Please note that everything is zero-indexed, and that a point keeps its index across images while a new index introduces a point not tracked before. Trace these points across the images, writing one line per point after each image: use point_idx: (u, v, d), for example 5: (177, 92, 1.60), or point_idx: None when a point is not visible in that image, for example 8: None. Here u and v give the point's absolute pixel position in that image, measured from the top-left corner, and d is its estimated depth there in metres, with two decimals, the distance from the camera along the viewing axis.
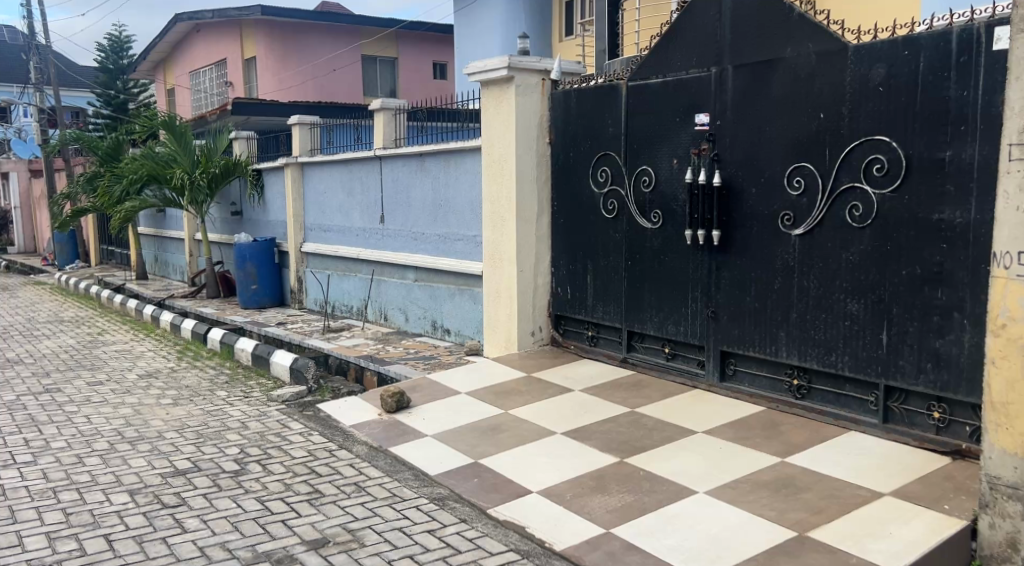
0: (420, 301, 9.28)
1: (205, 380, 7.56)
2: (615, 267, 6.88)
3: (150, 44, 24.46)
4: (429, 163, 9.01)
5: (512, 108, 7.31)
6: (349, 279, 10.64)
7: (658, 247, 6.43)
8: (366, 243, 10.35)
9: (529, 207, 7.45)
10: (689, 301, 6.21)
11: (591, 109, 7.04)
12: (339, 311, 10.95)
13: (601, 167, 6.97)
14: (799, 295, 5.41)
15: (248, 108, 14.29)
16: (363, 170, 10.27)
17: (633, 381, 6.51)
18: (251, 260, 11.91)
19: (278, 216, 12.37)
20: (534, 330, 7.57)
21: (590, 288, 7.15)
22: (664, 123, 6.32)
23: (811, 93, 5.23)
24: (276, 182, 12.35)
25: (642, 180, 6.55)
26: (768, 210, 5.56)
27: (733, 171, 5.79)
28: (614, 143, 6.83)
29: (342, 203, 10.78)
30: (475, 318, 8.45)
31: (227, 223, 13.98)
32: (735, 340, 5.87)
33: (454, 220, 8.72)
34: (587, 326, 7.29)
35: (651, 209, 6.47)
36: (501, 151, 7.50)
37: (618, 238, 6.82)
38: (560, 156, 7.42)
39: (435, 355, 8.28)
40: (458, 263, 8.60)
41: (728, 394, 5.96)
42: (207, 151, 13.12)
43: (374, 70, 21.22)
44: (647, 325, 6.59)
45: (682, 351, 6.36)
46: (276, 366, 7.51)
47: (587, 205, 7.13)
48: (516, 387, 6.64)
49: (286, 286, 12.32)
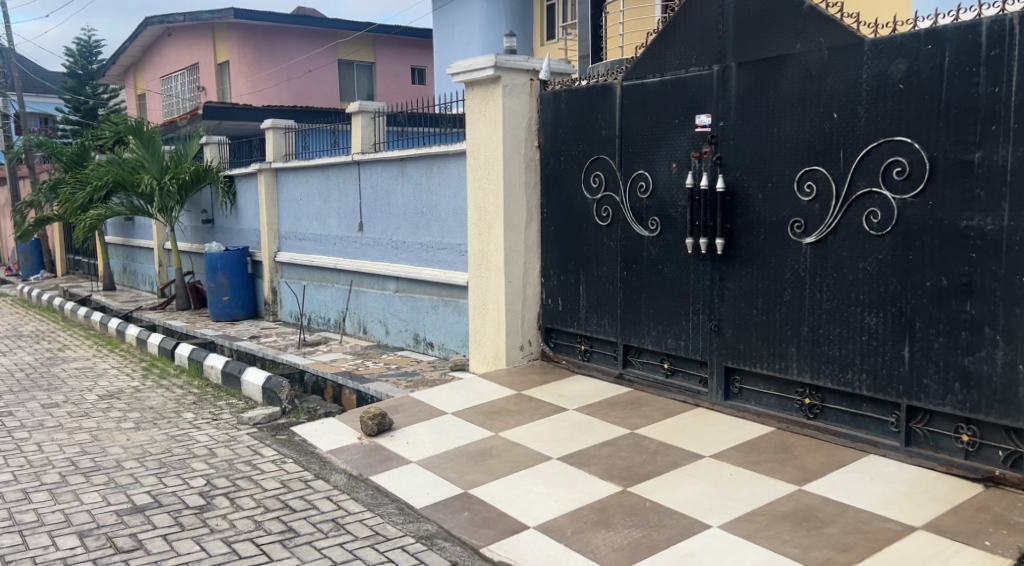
0: (401, 312, 8.84)
1: (171, 400, 7.07)
2: (610, 277, 6.50)
3: (120, 49, 23.89)
4: (410, 169, 8.59)
5: (499, 110, 6.92)
6: (326, 289, 10.19)
7: (656, 256, 6.08)
8: (343, 252, 9.90)
9: (517, 215, 7.05)
10: (690, 313, 5.84)
11: (583, 111, 6.66)
12: (315, 323, 10.49)
13: (594, 171, 6.59)
14: (811, 308, 5.05)
15: (219, 113, 13.78)
16: (340, 176, 9.82)
17: (631, 399, 6.11)
18: (222, 269, 11.41)
19: (251, 224, 11.88)
20: (523, 344, 7.19)
21: (583, 300, 6.77)
22: (662, 125, 5.94)
23: (823, 92, 4.87)
24: (250, 188, 11.86)
25: (638, 186, 6.18)
26: (776, 217, 5.20)
27: (737, 176, 5.43)
28: (608, 147, 6.45)
29: (318, 210, 10.33)
30: (459, 331, 8.03)
31: (198, 231, 13.45)
32: (740, 356, 5.51)
33: (436, 228, 8.29)
34: (579, 340, 6.90)
35: (649, 216, 6.11)
36: (487, 155, 7.10)
37: (613, 247, 6.45)
38: (550, 161, 7.03)
39: (418, 371, 7.84)
40: (441, 274, 8.18)
41: (733, 413, 5.58)
42: (176, 156, 12.60)
43: (351, 75, 20.76)
44: (645, 339, 6.23)
45: (682, 366, 5.99)
46: (248, 385, 7.04)
47: (580, 212, 6.75)
48: (506, 406, 6.23)
49: (259, 297, 11.82)
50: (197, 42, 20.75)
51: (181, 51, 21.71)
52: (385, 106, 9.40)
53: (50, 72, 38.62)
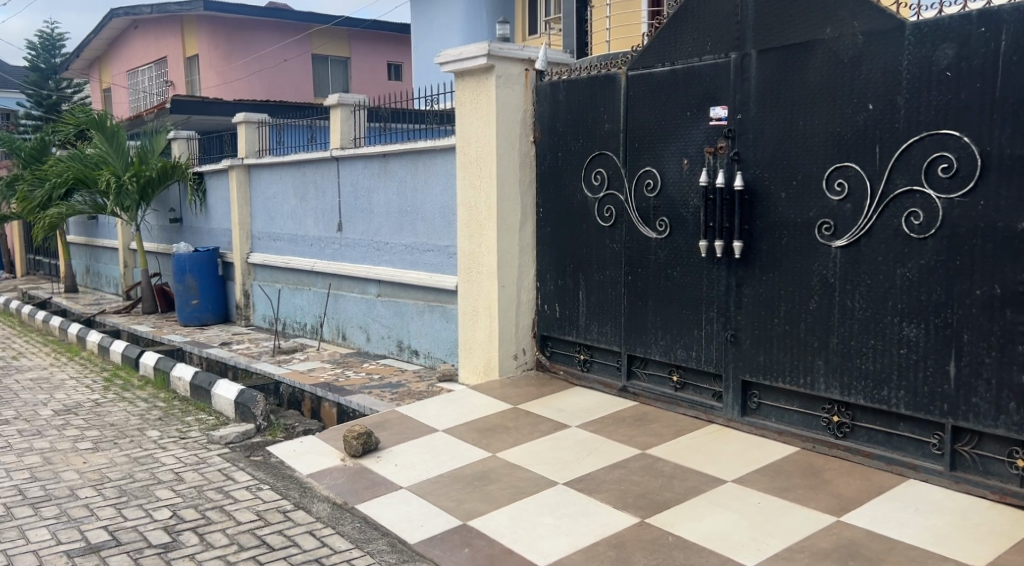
0: (383, 318, 8.32)
1: (134, 416, 6.51)
2: (612, 282, 6.06)
3: (84, 42, 23.10)
4: (393, 166, 8.07)
5: (492, 102, 6.45)
6: (302, 293, 9.63)
7: (664, 260, 5.63)
8: (321, 253, 9.35)
9: (510, 215, 6.61)
10: (702, 322, 5.40)
11: (583, 103, 6.19)
12: (291, 328, 9.93)
13: (596, 169, 6.13)
14: (840, 318, 4.61)
15: (189, 107, 13.12)
16: (317, 173, 9.28)
17: (638, 415, 5.66)
18: (191, 271, 10.80)
19: (222, 224, 11.28)
20: (517, 353, 6.75)
21: (584, 307, 6.32)
22: (671, 118, 5.50)
23: (857, 80, 4.43)
24: (220, 186, 11.25)
25: (644, 184, 5.73)
26: (802, 219, 4.76)
27: (757, 174, 4.99)
28: (610, 142, 5.99)
29: (294, 209, 9.76)
30: (447, 338, 7.53)
31: (165, 231, 12.81)
32: (759, 370, 5.07)
33: (422, 229, 7.79)
34: (578, 349, 6.46)
35: (656, 217, 5.67)
36: (479, 151, 6.65)
37: (617, 250, 6.00)
38: (547, 157, 6.58)
39: (403, 382, 7.33)
40: (427, 277, 7.68)
41: (751, 431, 5.14)
42: (141, 152, 11.93)
43: (325, 70, 20.13)
44: (651, 349, 5.78)
45: (693, 380, 5.55)
46: (219, 399, 6.49)
47: (580, 213, 6.30)
48: (503, 423, 5.74)
49: (230, 301, 11.21)
50: (166, 35, 20.01)
51: (148, 44, 20.94)
52: (367, 99, 8.87)
53: (12, 67, 37.49)
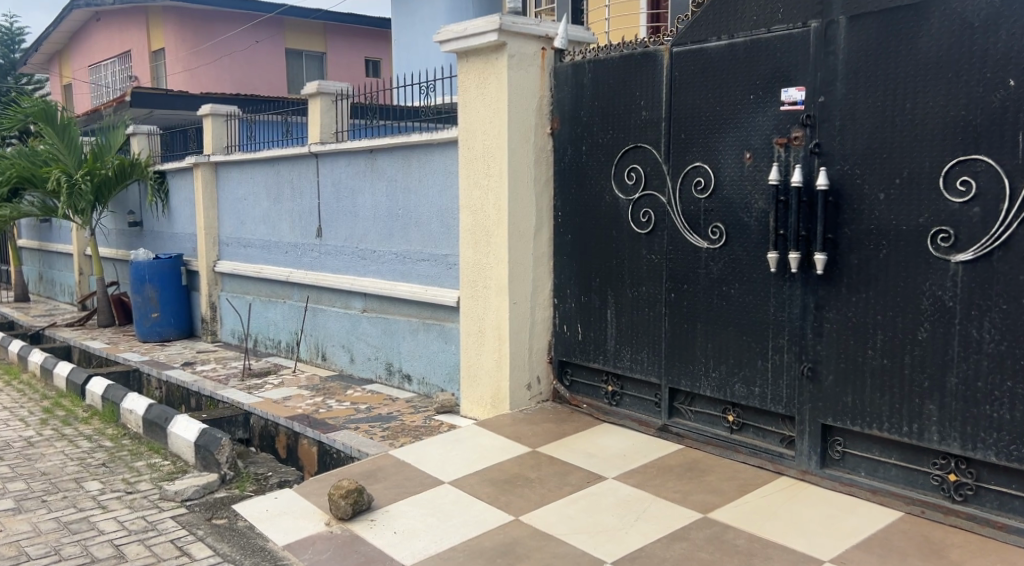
0: (369, 337, 7.29)
1: (72, 460, 5.42)
2: (650, 301, 5.08)
3: (41, 35, 21.82)
4: (382, 163, 7.04)
5: (504, 86, 5.46)
6: (275, 307, 8.55)
7: (719, 275, 4.66)
8: (297, 262, 8.28)
9: (524, 219, 5.64)
10: (769, 352, 4.44)
11: (613, 87, 5.21)
12: (262, 345, 8.84)
13: (629, 165, 5.15)
14: (961, 351, 3.67)
15: (151, 100, 11.98)
16: (293, 171, 8.21)
17: (687, 464, 4.66)
18: (151, 281, 9.66)
19: (186, 228, 10.16)
20: (531, 383, 5.77)
21: (612, 330, 5.35)
22: (729, 102, 4.53)
23: (991, 52, 3.52)
24: (184, 186, 10.14)
25: (693, 182, 4.77)
26: (908, 226, 3.81)
27: (845, 170, 4.04)
28: (648, 134, 5.01)
29: (267, 212, 8.69)
30: (446, 362, 6.50)
31: (123, 236, 11.64)
32: (844, 412, 4.11)
33: (415, 235, 6.76)
34: (606, 379, 5.48)
35: (707, 223, 4.71)
36: (486, 144, 5.67)
37: (656, 262, 5.03)
38: (568, 151, 5.60)
39: (395, 414, 6.28)
40: (422, 291, 6.66)
41: (834, 487, 4.16)
42: (97, 149, 10.72)
43: (299, 67, 18.97)
44: (701, 382, 4.81)
45: (756, 421, 4.59)
46: (176, 440, 5.41)
47: (610, 218, 5.32)
48: (522, 472, 4.72)
49: (195, 314, 10.09)
50: (130, 27, 18.75)
51: (111, 36, 19.65)
52: (351, 88, 7.85)
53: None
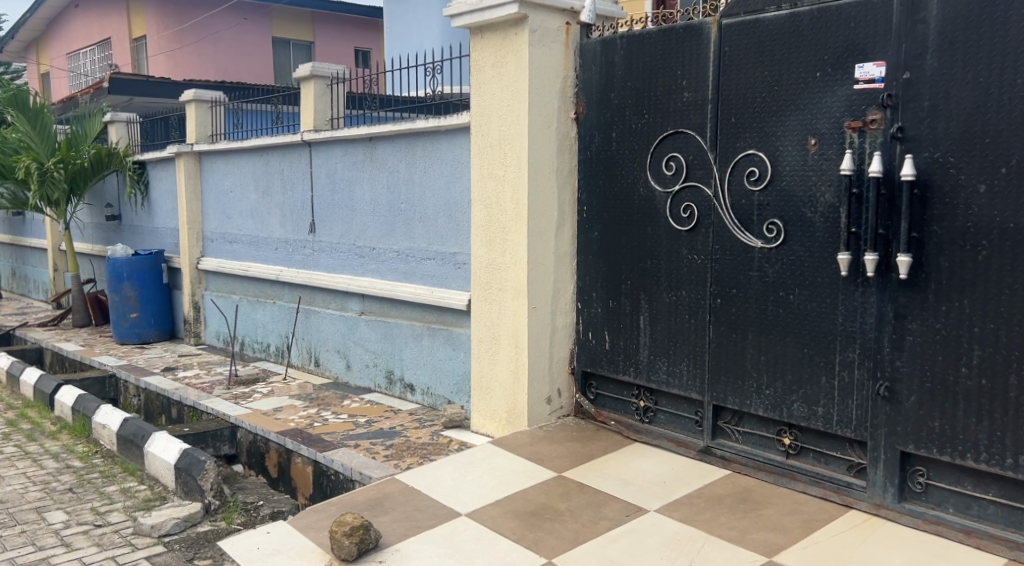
0: (368, 342, 6.69)
1: (34, 485, 4.79)
2: (691, 306, 4.52)
3: (18, 22, 20.98)
4: (382, 152, 6.44)
5: (525, 64, 4.89)
6: (263, 308, 7.93)
7: (776, 278, 4.11)
8: (288, 259, 7.66)
9: (545, 215, 5.07)
10: (836, 367, 3.89)
11: (650, 66, 4.65)
12: (250, 349, 8.22)
13: (668, 153, 4.59)
14: None
15: (131, 87, 11.30)
16: (284, 161, 7.59)
17: (739, 494, 4.08)
18: (129, 279, 8.98)
19: (167, 222, 9.50)
20: (551, 396, 5.19)
21: (645, 338, 4.78)
22: (790, 81, 3.98)
23: None
24: (165, 178, 9.48)
25: (745, 172, 4.21)
26: (1015, 223, 3.27)
27: (934, 157, 3.48)
28: (691, 118, 4.45)
29: (255, 205, 8.06)
30: (453, 371, 5.93)
31: (100, 230, 10.96)
32: (929, 438, 3.56)
33: (420, 232, 6.16)
34: (637, 394, 4.91)
35: (762, 219, 4.15)
36: (503, 131, 5.10)
37: (698, 262, 4.47)
38: (596, 138, 5.01)
39: (398, 429, 5.68)
40: (427, 292, 6.07)
41: (916, 525, 3.60)
42: (71, 137, 10.03)
43: (286, 56, 18.25)
44: (753, 399, 4.25)
45: (816, 446, 4.03)
46: (154, 461, 4.79)
47: (644, 213, 4.75)
48: (550, 503, 4.13)
49: (177, 314, 9.44)
50: (110, 13, 17.99)
51: (91, 22, 18.88)
52: (347, 71, 7.31)
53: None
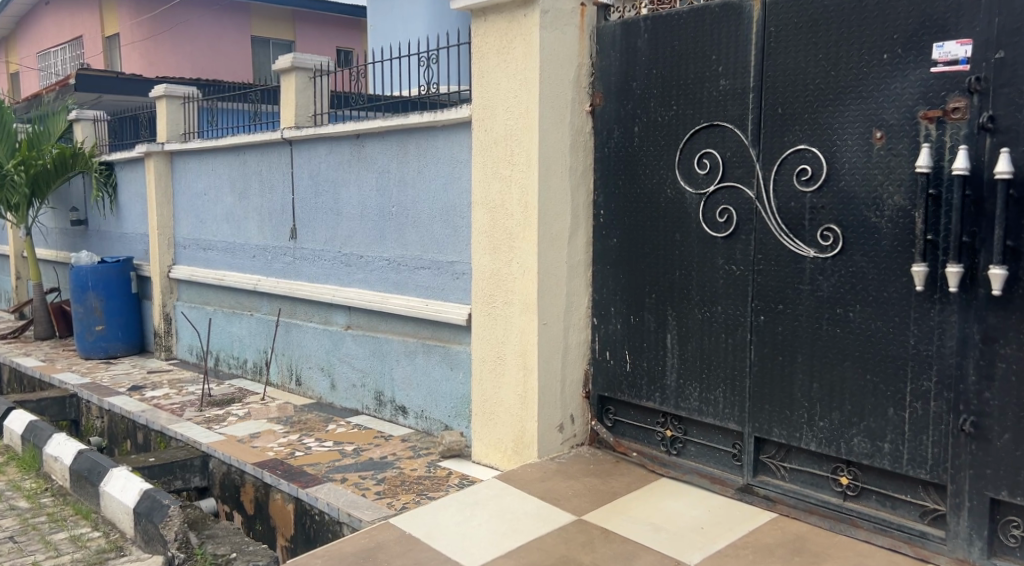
0: (355, 359, 6.09)
1: None
2: (728, 324, 3.96)
3: None
4: (371, 150, 5.85)
5: (537, 49, 4.33)
6: (239, 320, 7.30)
7: (832, 292, 3.56)
8: (267, 267, 7.04)
9: (557, 220, 4.50)
10: (907, 397, 3.34)
11: (680, 51, 4.09)
12: (225, 365, 7.58)
13: (700, 150, 4.03)
14: None
15: (99, 84, 10.63)
16: (262, 160, 6.97)
17: (792, 543, 3.52)
18: (94, 289, 8.31)
19: (136, 227, 8.84)
20: (564, 423, 4.61)
21: (673, 360, 4.22)
22: (852, 64, 3.43)
23: None
24: (134, 180, 8.82)
25: (794, 170, 3.66)
26: None
27: None
28: (729, 108, 3.89)
29: (230, 209, 7.44)
30: (450, 393, 5.35)
31: (65, 236, 10.27)
32: None
33: (414, 238, 5.57)
34: (663, 422, 4.35)
35: (816, 224, 3.60)
36: (511, 125, 4.54)
37: (737, 274, 3.91)
38: (615, 133, 4.44)
39: (390, 459, 5.09)
40: (421, 305, 5.48)
41: None
42: (32, 136, 9.36)
43: (266, 55, 17.55)
44: (804, 432, 3.70)
45: (881, 487, 3.47)
46: (111, 504, 4.21)
47: (671, 218, 4.18)
48: (571, 555, 3.56)
49: (147, 327, 8.79)
50: (82, 9, 17.24)
51: (61, 21, 18.14)
52: (332, 63, 6.70)
53: None
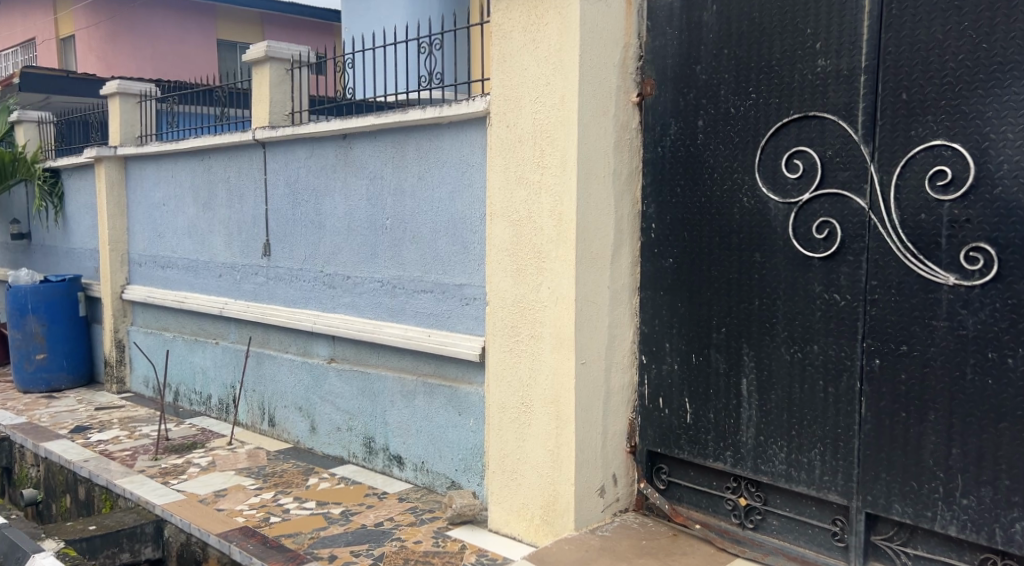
0: (340, 398, 5.16)
1: None
2: (830, 369, 3.12)
3: None
4: (360, 152, 4.95)
5: (577, 23, 3.48)
6: (202, 349, 6.33)
7: (983, 331, 2.74)
8: (236, 288, 6.10)
9: (599, 235, 3.63)
10: None
11: (761, 24, 3.27)
12: (185, 400, 6.60)
13: (792, 150, 3.19)
14: None
15: (46, 85, 9.60)
16: (230, 165, 6.05)
17: None
18: (35, 313, 7.27)
19: (85, 242, 7.83)
20: (606, 486, 3.73)
21: (751, 411, 3.37)
22: (1014, 33, 2.63)
23: None
24: (83, 189, 7.81)
25: (926, 173, 2.83)
26: None
27: None
28: (831, 96, 3.07)
29: (192, 221, 6.48)
30: (458, 444, 4.44)
31: (6, 251, 9.21)
32: None
33: (412, 255, 4.67)
34: (735, 487, 3.49)
35: (958, 241, 2.77)
36: (541, 119, 3.67)
37: (842, 306, 3.07)
38: (672, 128, 3.59)
39: (387, 527, 4.16)
40: (423, 337, 4.58)
41: None
42: None
43: (233, 60, 16.46)
44: (940, 511, 2.86)
45: None
46: None
47: (748, 234, 3.34)
48: None
49: (97, 355, 7.77)
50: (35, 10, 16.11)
51: (13, 22, 16.99)
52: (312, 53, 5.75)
53: None
